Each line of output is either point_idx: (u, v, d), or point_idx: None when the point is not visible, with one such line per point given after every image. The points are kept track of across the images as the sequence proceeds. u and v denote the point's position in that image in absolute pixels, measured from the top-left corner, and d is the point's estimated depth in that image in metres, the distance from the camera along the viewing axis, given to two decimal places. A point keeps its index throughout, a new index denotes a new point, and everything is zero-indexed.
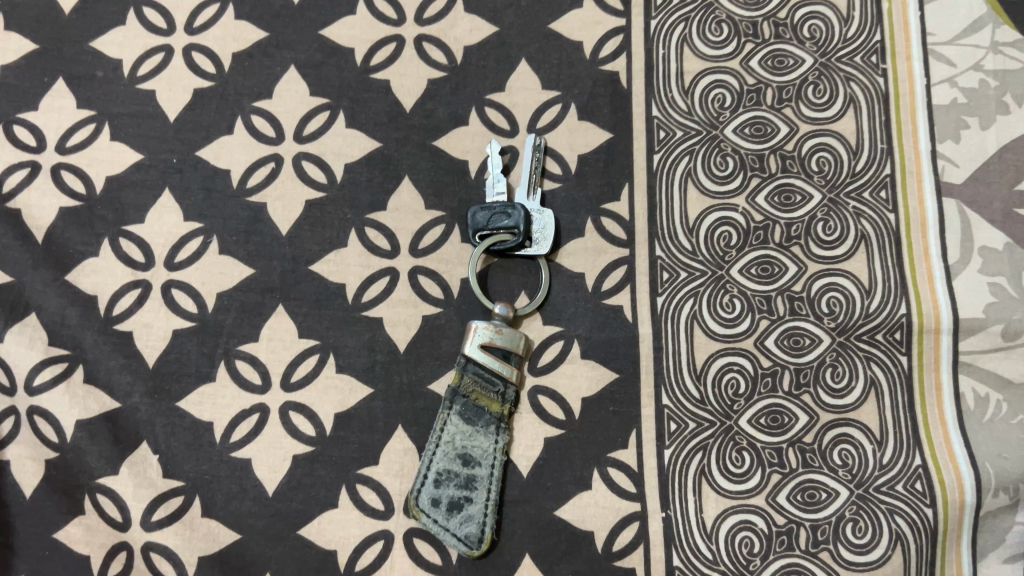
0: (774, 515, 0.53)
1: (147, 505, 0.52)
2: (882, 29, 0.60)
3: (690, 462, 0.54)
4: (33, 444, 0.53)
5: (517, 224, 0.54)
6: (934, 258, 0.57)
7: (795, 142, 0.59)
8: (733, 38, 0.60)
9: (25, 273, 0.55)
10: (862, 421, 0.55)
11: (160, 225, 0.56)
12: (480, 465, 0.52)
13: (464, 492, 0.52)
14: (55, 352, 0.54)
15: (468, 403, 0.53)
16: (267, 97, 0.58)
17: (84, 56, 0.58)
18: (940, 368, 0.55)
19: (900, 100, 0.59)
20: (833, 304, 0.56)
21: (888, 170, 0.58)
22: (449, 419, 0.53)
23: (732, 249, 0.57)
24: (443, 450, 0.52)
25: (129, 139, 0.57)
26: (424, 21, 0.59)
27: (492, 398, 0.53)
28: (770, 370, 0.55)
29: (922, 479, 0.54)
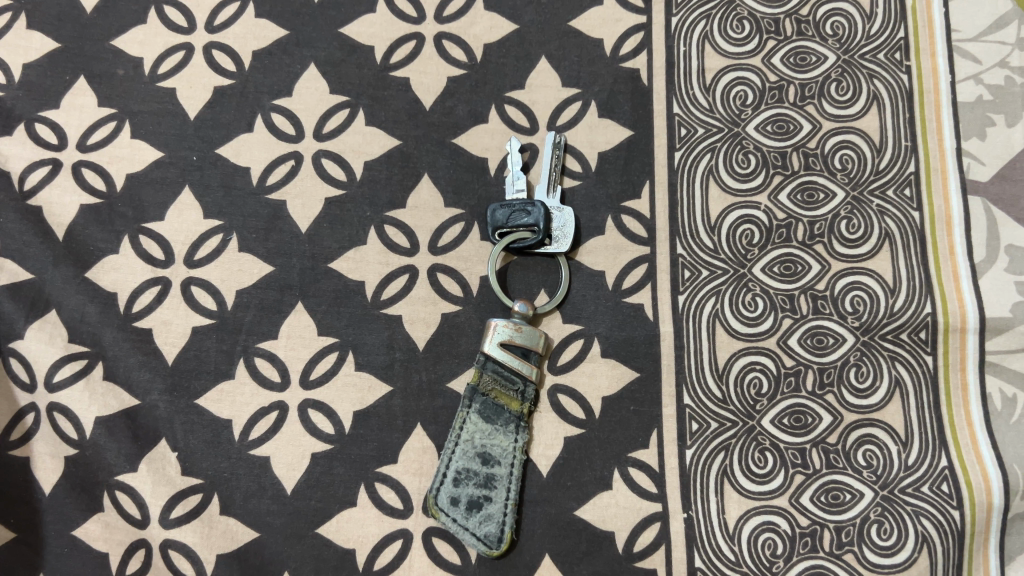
0: (798, 516, 0.53)
1: (165, 503, 0.52)
2: (906, 25, 0.60)
3: (712, 463, 0.53)
4: (53, 441, 0.53)
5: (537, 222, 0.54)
6: (959, 256, 0.56)
7: (818, 140, 0.58)
8: (755, 34, 0.59)
9: (45, 270, 0.55)
10: (886, 422, 0.54)
11: (181, 223, 0.56)
12: (500, 464, 0.52)
13: (485, 491, 0.51)
14: (75, 349, 0.54)
15: (486, 402, 0.53)
16: (287, 95, 0.58)
17: (105, 54, 0.58)
18: (966, 367, 0.55)
19: (925, 97, 0.59)
20: (857, 303, 0.55)
21: (913, 168, 0.58)
22: (468, 419, 0.52)
23: (755, 247, 0.56)
24: (463, 449, 0.52)
25: (149, 137, 0.57)
26: (444, 19, 0.59)
27: (511, 396, 0.53)
28: (793, 369, 0.55)
29: (949, 480, 0.53)
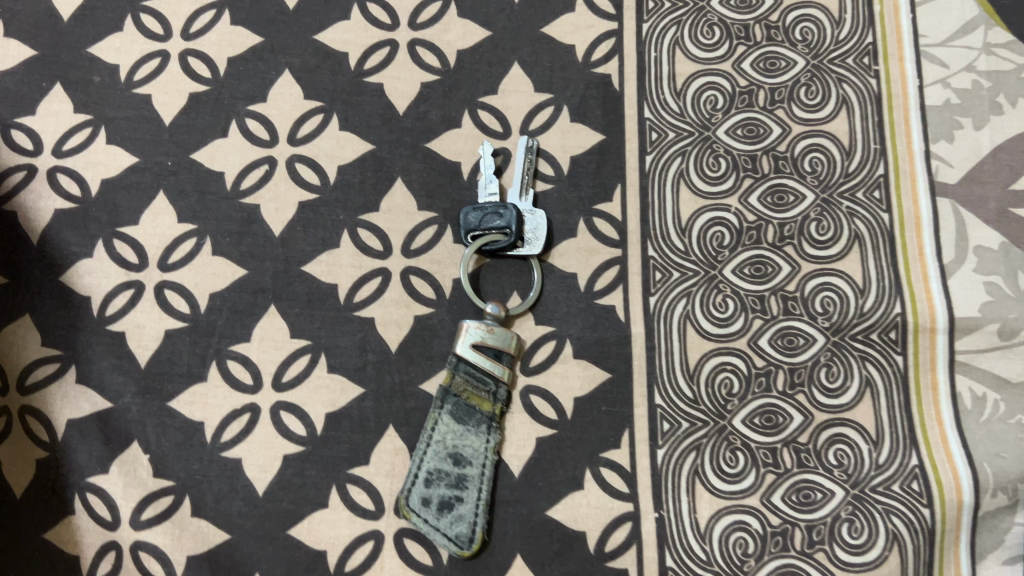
0: (769, 515, 0.53)
1: (135, 505, 0.52)
2: (874, 31, 0.60)
3: (683, 462, 0.53)
4: (24, 444, 0.53)
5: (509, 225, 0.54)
6: (929, 257, 0.57)
7: (787, 143, 0.59)
8: (725, 40, 0.60)
9: (20, 275, 0.55)
10: (857, 421, 0.54)
11: (155, 227, 0.56)
12: (472, 464, 0.52)
13: (457, 492, 0.51)
14: (48, 352, 0.54)
15: (458, 402, 0.53)
16: (262, 100, 0.58)
17: (81, 62, 0.59)
18: (936, 367, 0.55)
19: (893, 101, 0.59)
20: (827, 304, 0.56)
21: (882, 171, 0.58)
22: (440, 420, 0.53)
23: (725, 248, 0.57)
24: (435, 450, 0.52)
25: (124, 143, 0.58)
26: (418, 26, 0.60)
27: (484, 396, 0.53)
28: (764, 369, 0.55)
29: (920, 479, 0.53)
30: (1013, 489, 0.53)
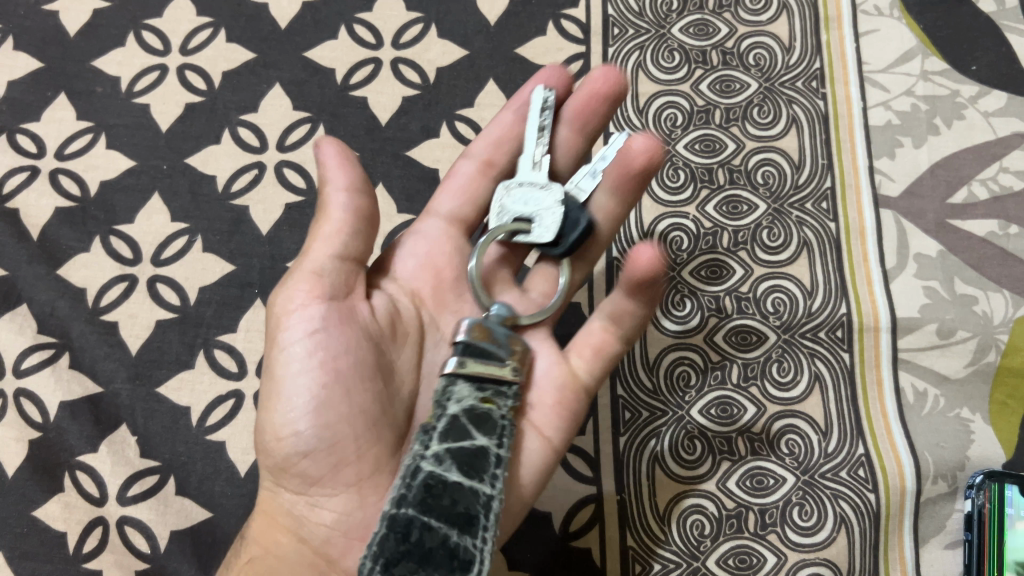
0: (724, 499, 0.56)
1: (123, 482, 0.54)
2: (821, 57, 0.66)
3: (644, 449, 0.57)
4: (18, 425, 0.56)
5: (573, 232, 0.47)
6: (872, 262, 0.61)
7: (741, 157, 0.63)
8: (685, 64, 0.65)
9: (20, 267, 0.59)
10: (807, 412, 0.58)
11: (149, 225, 0.60)
12: (483, 481, 0.39)
13: (456, 526, 0.37)
14: (43, 339, 0.58)
15: (454, 420, 0.40)
16: (253, 110, 0.63)
17: (85, 74, 0.64)
18: (880, 364, 0.59)
19: (839, 120, 0.64)
20: (778, 304, 0.60)
21: (829, 184, 0.62)
22: (421, 465, 0.38)
23: (683, 252, 0.61)
24: (412, 489, 0.38)
25: (123, 148, 0.62)
26: (400, 46, 0.65)
27: (508, 377, 0.41)
28: (718, 364, 0.58)
29: (865, 466, 0.56)
30: (952, 477, 0.56)
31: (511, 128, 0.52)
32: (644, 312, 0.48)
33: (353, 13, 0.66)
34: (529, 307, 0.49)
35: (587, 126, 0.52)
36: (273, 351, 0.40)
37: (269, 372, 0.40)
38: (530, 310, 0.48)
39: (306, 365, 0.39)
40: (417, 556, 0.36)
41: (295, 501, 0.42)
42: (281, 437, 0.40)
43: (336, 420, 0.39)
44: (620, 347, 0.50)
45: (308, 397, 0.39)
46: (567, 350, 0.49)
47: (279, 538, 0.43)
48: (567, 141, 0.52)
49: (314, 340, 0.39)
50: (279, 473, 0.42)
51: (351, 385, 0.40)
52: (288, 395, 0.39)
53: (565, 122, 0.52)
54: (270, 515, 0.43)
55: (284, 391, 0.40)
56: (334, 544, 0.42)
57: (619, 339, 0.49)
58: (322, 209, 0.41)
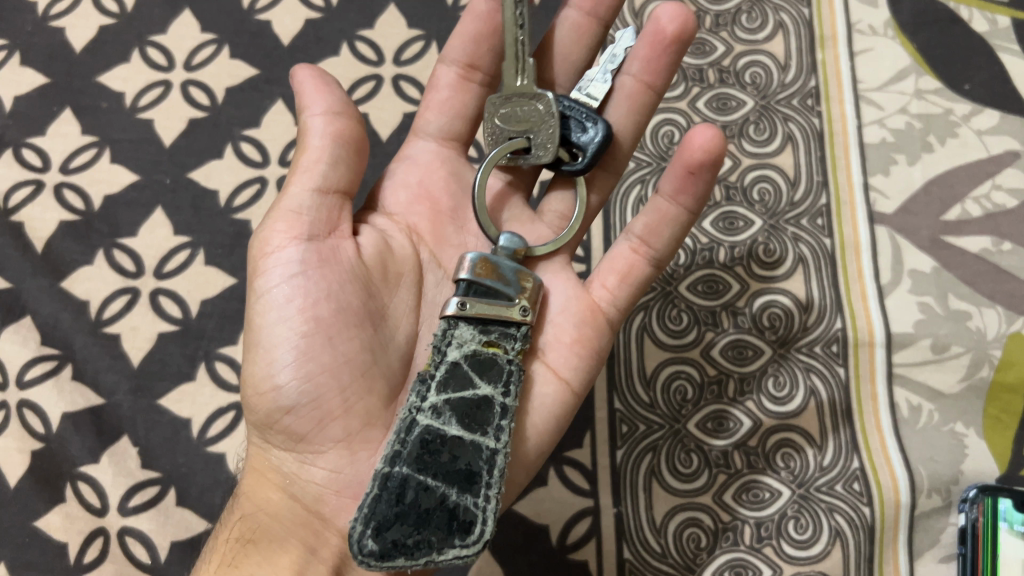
0: (720, 512, 0.56)
1: (124, 493, 0.55)
2: (817, 76, 0.67)
3: (641, 462, 0.57)
4: (20, 436, 0.56)
5: (590, 145, 0.47)
6: (867, 278, 0.61)
7: (738, 174, 0.64)
8: (682, 81, 0.66)
9: (24, 279, 0.60)
10: (803, 427, 0.58)
11: (152, 239, 0.61)
12: (486, 435, 0.40)
13: (455, 484, 0.38)
14: (46, 351, 0.58)
15: (455, 367, 0.40)
16: (255, 126, 0.64)
17: (90, 88, 0.65)
18: (875, 379, 0.59)
19: (835, 138, 0.65)
20: (774, 319, 0.60)
21: (824, 201, 0.63)
22: (417, 419, 0.39)
23: (680, 267, 0.61)
24: (408, 445, 0.39)
25: (127, 162, 0.63)
26: (402, 63, 0.66)
27: (515, 318, 0.42)
28: (715, 378, 0.59)
29: (860, 480, 0.57)
30: (946, 491, 0.56)
31: (490, 24, 0.50)
32: (685, 219, 0.50)
33: (355, 30, 0.67)
34: (537, 235, 0.51)
35: (598, 12, 0.53)
36: (254, 301, 0.42)
37: (254, 324, 0.42)
38: (541, 240, 0.51)
39: (288, 311, 0.41)
40: (413, 520, 0.37)
41: (286, 458, 0.43)
42: (265, 387, 0.42)
43: (318, 367, 0.41)
44: (650, 268, 0.51)
45: (290, 343, 0.41)
46: (591, 282, 0.50)
47: (268, 495, 0.44)
48: (631, 95, 0.51)
49: (294, 285, 0.41)
50: (267, 428, 0.43)
51: (332, 330, 0.41)
52: (272, 344, 0.41)
53: (629, 74, 0.51)
54: (262, 476, 0.44)
55: (268, 338, 0.41)
56: (325, 500, 0.43)
57: (649, 260, 0.51)
58: (304, 137, 0.43)
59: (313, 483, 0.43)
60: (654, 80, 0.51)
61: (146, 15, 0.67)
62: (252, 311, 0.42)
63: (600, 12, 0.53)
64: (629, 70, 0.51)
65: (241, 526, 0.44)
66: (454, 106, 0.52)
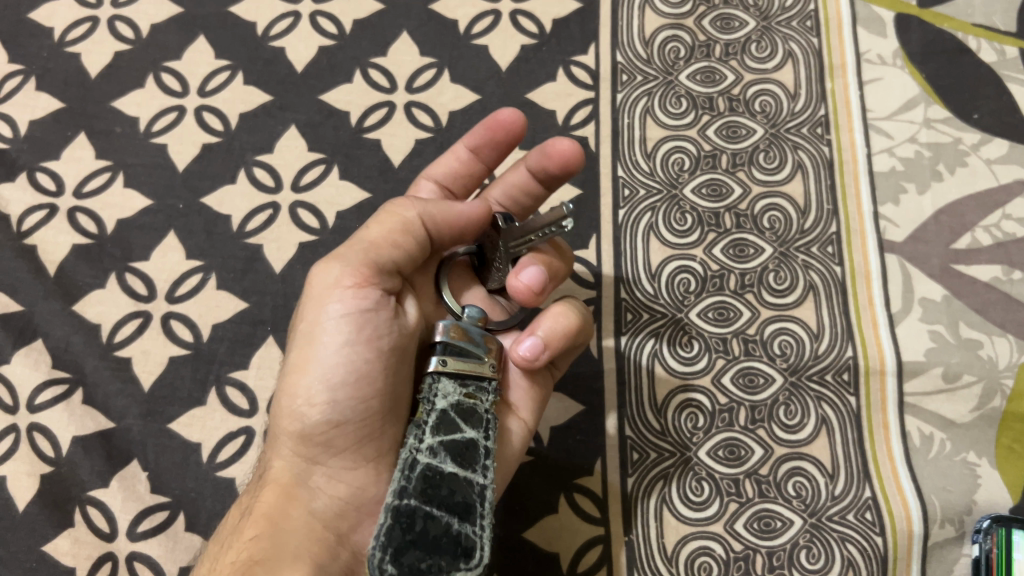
0: (732, 541, 0.56)
1: (132, 518, 0.55)
2: (826, 105, 0.67)
3: (652, 490, 0.57)
4: (30, 460, 0.56)
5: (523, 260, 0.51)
6: (877, 306, 0.61)
7: (748, 202, 0.64)
8: (692, 110, 0.66)
9: (36, 303, 0.60)
10: (814, 455, 0.58)
11: (164, 262, 0.61)
12: (475, 471, 0.42)
13: (456, 514, 0.41)
14: (56, 374, 0.58)
15: (444, 414, 0.43)
16: (268, 152, 0.64)
17: (105, 114, 0.66)
18: (887, 407, 0.59)
19: (844, 166, 0.65)
20: (785, 346, 0.60)
21: (835, 229, 0.63)
22: (418, 457, 0.41)
23: (690, 294, 0.62)
24: (412, 480, 0.41)
25: (140, 186, 0.64)
26: (414, 90, 0.67)
27: (487, 373, 0.44)
28: (726, 406, 0.59)
29: (873, 509, 0.57)
30: (959, 521, 0.56)
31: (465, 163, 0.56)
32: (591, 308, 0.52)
33: (368, 58, 0.68)
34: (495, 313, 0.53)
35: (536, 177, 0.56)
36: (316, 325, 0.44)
37: (310, 344, 0.44)
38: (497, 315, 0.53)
39: (352, 336, 0.43)
40: (423, 545, 0.39)
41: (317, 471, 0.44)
42: (317, 401, 0.43)
43: (369, 394, 0.44)
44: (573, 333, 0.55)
45: (346, 366, 0.43)
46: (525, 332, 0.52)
47: (290, 510, 0.43)
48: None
49: (369, 319, 0.43)
50: (307, 440, 0.44)
51: (384, 362, 0.44)
52: (331, 366, 0.43)
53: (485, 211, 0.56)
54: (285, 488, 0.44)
55: (328, 359, 0.43)
56: (343, 518, 0.44)
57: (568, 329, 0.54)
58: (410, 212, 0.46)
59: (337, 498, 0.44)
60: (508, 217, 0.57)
61: (161, 41, 0.68)
62: (308, 334, 0.44)
63: (485, 156, 0.56)
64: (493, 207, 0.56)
65: (245, 551, 0.41)
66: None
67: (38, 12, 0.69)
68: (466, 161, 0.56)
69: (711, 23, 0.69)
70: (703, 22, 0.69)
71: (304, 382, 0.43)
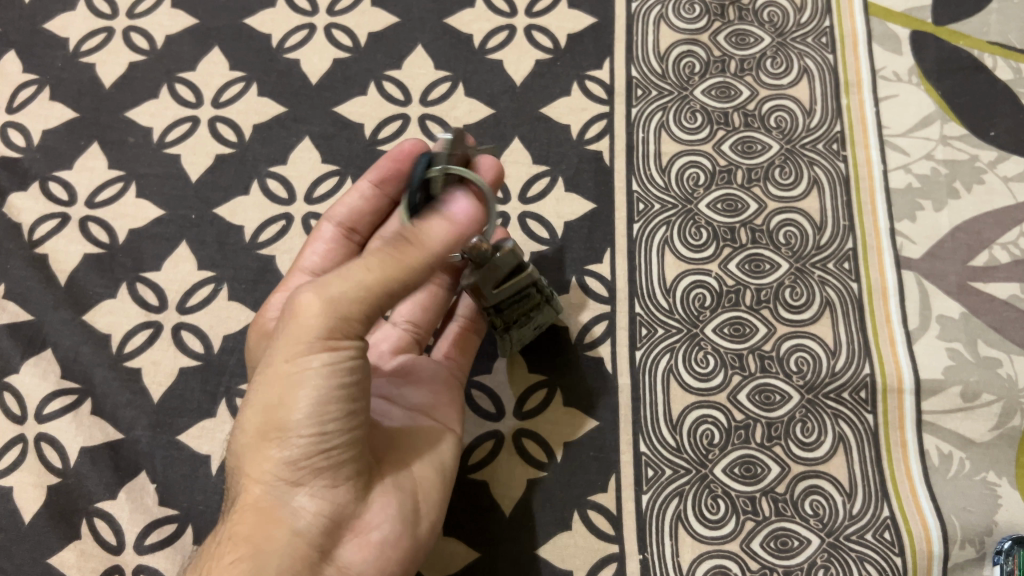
0: (748, 560, 0.55)
1: (140, 530, 0.54)
2: (842, 121, 0.66)
3: (667, 508, 0.56)
4: (38, 470, 0.56)
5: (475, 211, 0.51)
6: (895, 323, 0.60)
7: (764, 217, 0.63)
8: (707, 125, 0.66)
9: (46, 312, 0.60)
10: (832, 474, 0.57)
11: (175, 273, 0.61)
12: None
13: None
14: (66, 384, 0.58)
15: None
16: (282, 162, 0.64)
17: (118, 124, 0.66)
18: (904, 426, 0.58)
19: (860, 182, 0.64)
20: (801, 363, 0.60)
21: (851, 245, 0.63)
22: None
23: (706, 309, 0.61)
24: None
25: (152, 197, 0.64)
26: (428, 103, 0.67)
27: None
28: (743, 423, 0.58)
29: (891, 529, 0.56)
30: (980, 542, 0.55)
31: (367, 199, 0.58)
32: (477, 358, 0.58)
33: (382, 70, 0.68)
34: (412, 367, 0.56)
35: None
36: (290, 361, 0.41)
37: (291, 380, 0.41)
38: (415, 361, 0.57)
39: (329, 375, 0.41)
40: None
41: (297, 496, 0.42)
42: (302, 432, 0.41)
43: (353, 423, 0.42)
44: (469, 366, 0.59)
45: (332, 401, 0.41)
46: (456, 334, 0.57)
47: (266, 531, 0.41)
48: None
49: (335, 362, 0.41)
50: (284, 467, 0.41)
51: (360, 391, 0.42)
52: (306, 401, 0.41)
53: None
54: (260, 511, 0.42)
55: (313, 398, 0.41)
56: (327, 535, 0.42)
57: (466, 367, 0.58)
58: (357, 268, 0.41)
59: (321, 519, 0.42)
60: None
61: (176, 52, 0.69)
62: (288, 372, 0.41)
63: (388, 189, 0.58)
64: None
65: None
66: (336, 256, 0.58)
67: (53, 22, 0.70)
68: (370, 197, 0.58)
69: (726, 39, 0.69)
70: (718, 38, 0.69)
71: (286, 415, 0.41)
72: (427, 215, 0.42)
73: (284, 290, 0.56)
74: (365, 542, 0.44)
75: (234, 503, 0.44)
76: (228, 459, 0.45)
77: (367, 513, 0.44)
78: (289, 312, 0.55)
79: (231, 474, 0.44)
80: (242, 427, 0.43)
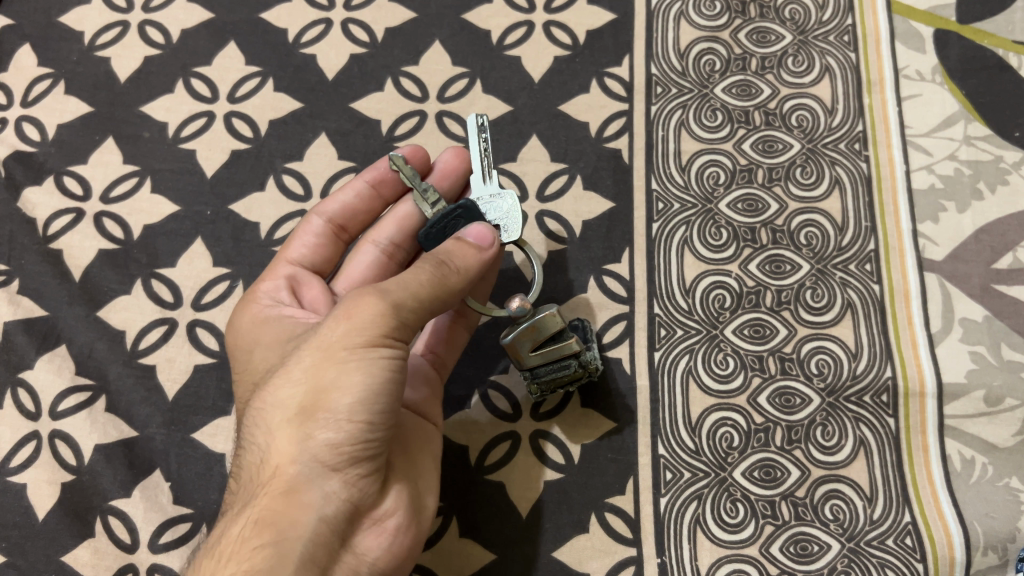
0: (767, 565, 0.55)
1: (155, 529, 0.54)
2: (864, 120, 0.65)
3: (685, 511, 0.56)
4: (52, 467, 0.56)
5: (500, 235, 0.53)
6: (917, 325, 0.59)
7: (784, 218, 0.63)
8: (727, 123, 0.65)
9: (60, 308, 0.60)
10: (852, 478, 0.56)
11: (191, 269, 0.61)
12: None
13: None
14: (80, 381, 0.58)
15: None
16: (298, 158, 0.64)
17: (134, 118, 0.66)
18: (926, 431, 0.57)
19: (882, 182, 0.63)
20: (822, 366, 0.59)
21: (873, 246, 0.62)
22: None
23: (726, 310, 0.60)
24: None
25: (167, 193, 0.63)
26: (445, 99, 0.66)
27: None
28: (763, 426, 0.57)
29: (912, 535, 0.55)
30: (1003, 549, 0.54)
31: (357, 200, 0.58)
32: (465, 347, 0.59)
33: (400, 65, 0.67)
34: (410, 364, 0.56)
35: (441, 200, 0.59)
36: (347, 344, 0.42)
37: (345, 364, 0.41)
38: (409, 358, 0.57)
39: (387, 365, 0.42)
40: None
41: (330, 482, 0.41)
42: (348, 416, 0.41)
43: (393, 419, 0.43)
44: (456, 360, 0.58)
45: (382, 391, 0.41)
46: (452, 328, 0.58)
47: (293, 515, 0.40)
48: (377, 267, 0.58)
49: (394, 356, 0.42)
50: (324, 450, 0.41)
51: (402, 389, 0.43)
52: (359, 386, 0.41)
53: (375, 246, 0.58)
54: (288, 493, 0.40)
55: (367, 383, 0.41)
56: (344, 529, 0.41)
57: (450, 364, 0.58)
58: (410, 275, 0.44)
59: (347, 508, 0.41)
60: (401, 254, 0.58)
61: (192, 46, 0.68)
62: (346, 356, 0.42)
63: (382, 191, 0.58)
64: (381, 241, 0.58)
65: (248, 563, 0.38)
66: (324, 252, 0.58)
67: (68, 16, 0.69)
68: (365, 196, 0.58)
69: (747, 36, 0.68)
70: (738, 35, 0.68)
71: (335, 396, 0.41)
72: (448, 244, 0.47)
73: (276, 279, 0.55)
74: (382, 534, 0.44)
75: (254, 487, 0.42)
76: (247, 444, 0.43)
77: (386, 508, 0.44)
78: (281, 301, 0.53)
79: (254, 460, 0.43)
80: (279, 405, 0.42)
